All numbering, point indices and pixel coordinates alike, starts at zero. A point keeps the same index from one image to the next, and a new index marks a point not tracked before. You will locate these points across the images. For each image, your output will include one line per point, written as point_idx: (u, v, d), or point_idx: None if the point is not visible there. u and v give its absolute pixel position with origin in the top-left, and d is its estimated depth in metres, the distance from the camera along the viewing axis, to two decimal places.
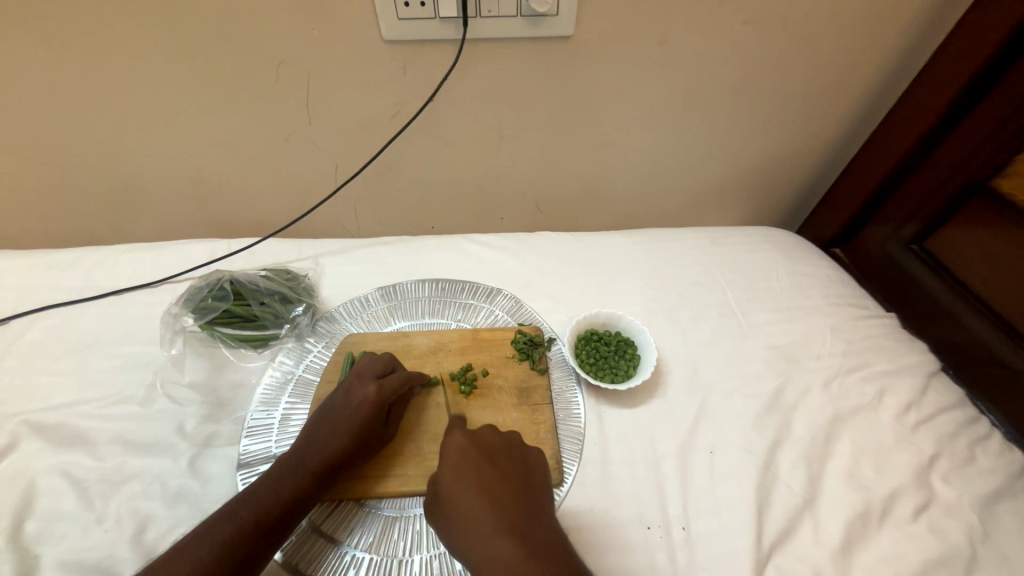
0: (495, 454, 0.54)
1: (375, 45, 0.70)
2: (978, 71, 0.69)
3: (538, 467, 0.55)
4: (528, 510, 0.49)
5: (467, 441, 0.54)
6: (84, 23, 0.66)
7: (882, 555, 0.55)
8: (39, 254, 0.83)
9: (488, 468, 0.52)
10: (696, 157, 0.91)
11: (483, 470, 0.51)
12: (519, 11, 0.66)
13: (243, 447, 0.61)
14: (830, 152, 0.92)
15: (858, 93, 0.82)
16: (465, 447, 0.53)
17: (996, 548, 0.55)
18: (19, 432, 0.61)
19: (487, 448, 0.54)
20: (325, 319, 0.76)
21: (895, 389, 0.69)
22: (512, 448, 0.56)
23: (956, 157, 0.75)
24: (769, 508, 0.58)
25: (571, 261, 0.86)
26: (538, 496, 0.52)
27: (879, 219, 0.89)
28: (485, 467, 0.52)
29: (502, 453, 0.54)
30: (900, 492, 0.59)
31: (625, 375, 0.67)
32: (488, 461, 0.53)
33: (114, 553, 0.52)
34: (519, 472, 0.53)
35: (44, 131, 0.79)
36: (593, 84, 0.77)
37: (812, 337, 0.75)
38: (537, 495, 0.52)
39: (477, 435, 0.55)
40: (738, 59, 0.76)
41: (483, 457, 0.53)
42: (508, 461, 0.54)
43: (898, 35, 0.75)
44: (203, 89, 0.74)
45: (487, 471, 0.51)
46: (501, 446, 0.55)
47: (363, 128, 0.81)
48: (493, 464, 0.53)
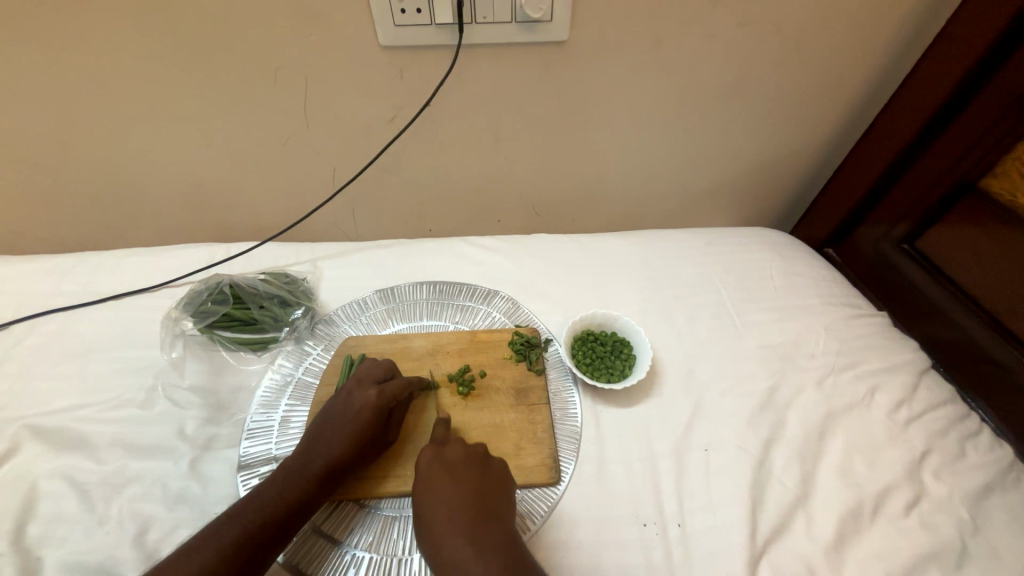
0: (457, 466, 0.54)
1: (373, 50, 0.71)
2: (965, 74, 0.71)
3: (502, 476, 0.55)
4: (487, 524, 0.49)
5: (432, 458, 0.55)
6: (84, 31, 0.66)
7: (875, 550, 0.55)
8: (39, 260, 0.84)
9: (449, 483, 0.52)
10: (690, 159, 0.92)
11: (443, 486, 0.52)
12: (514, 17, 0.67)
13: (244, 449, 0.62)
14: (822, 154, 0.94)
15: (848, 96, 0.84)
16: (430, 465, 0.54)
17: (986, 542, 0.56)
18: (21, 436, 0.61)
19: (449, 462, 0.55)
20: (324, 322, 0.76)
21: (886, 386, 0.70)
22: (477, 458, 0.56)
23: (944, 159, 0.77)
24: (764, 504, 0.59)
25: (568, 263, 0.87)
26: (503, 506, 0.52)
27: (871, 219, 0.90)
28: (447, 483, 0.52)
29: (465, 465, 0.54)
30: (892, 488, 0.60)
31: (621, 375, 0.68)
32: (450, 476, 0.53)
33: (116, 555, 0.53)
34: (481, 484, 0.53)
35: (44, 138, 0.80)
36: (587, 88, 0.78)
37: (805, 336, 0.76)
38: (501, 505, 0.52)
39: (442, 450, 0.56)
40: (730, 63, 0.77)
41: (445, 472, 0.53)
42: (471, 474, 0.54)
43: (886, 38, 0.76)
44: (201, 95, 0.75)
45: (448, 487, 0.52)
46: (463, 457, 0.55)
47: (361, 133, 0.82)
48: (455, 477, 0.53)
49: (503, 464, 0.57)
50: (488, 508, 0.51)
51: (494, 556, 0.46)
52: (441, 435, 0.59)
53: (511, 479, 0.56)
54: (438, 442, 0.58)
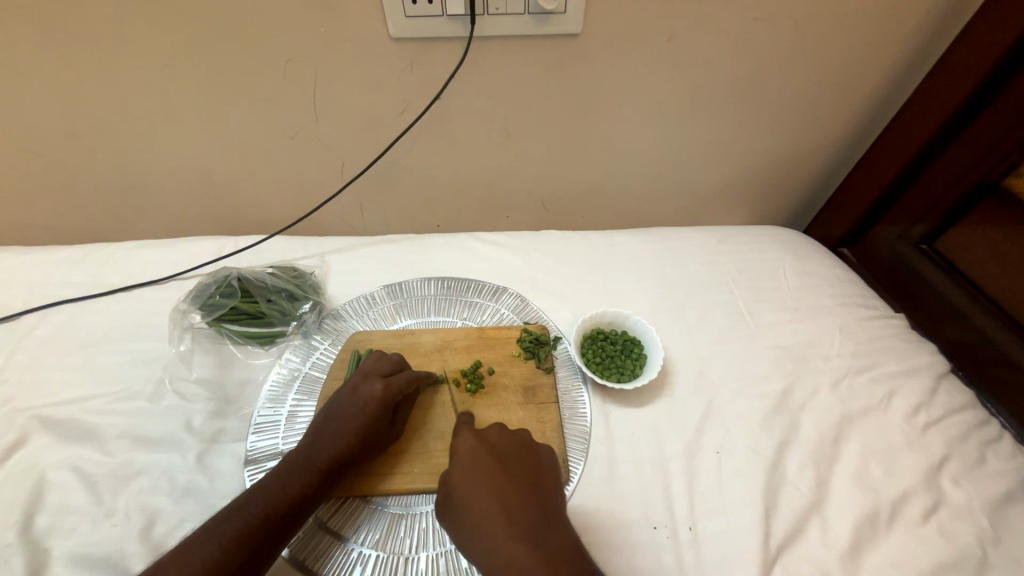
0: (507, 455, 0.54)
1: (383, 43, 0.70)
2: (991, 69, 0.68)
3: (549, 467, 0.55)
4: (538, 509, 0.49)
5: (477, 443, 0.54)
6: (93, 20, 0.66)
7: (891, 557, 0.54)
8: (47, 251, 0.84)
9: (501, 471, 0.52)
10: (703, 156, 0.91)
11: (494, 471, 0.51)
12: (527, 8, 0.66)
13: (251, 443, 0.61)
14: (838, 151, 0.91)
15: (868, 92, 0.82)
16: (478, 450, 0.53)
17: (1007, 551, 0.55)
18: (30, 427, 0.61)
19: (497, 449, 0.54)
20: (332, 316, 0.76)
21: (904, 390, 0.68)
22: (522, 447, 0.55)
23: (967, 156, 0.74)
24: (777, 509, 0.57)
25: (577, 260, 0.85)
26: (552, 497, 0.51)
27: (889, 219, 0.88)
28: (498, 471, 0.52)
29: (514, 455, 0.54)
30: (910, 494, 0.59)
31: (631, 375, 0.67)
32: (501, 464, 0.52)
33: (122, 548, 0.53)
34: (532, 475, 0.52)
35: (52, 129, 0.79)
36: (600, 82, 0.77)
37: (819, 338, 0.74)
38: (550, 495, 0.51)
39: (487, 435, 0.55)
40: (747, 57, 0.75)
41: (494, 454, 0.53)
42: (518, 462, 0.53)
43: (909, 33, 0.74)
44: (210, 86, 0.74)
45: (499, 474, 0.51)
46: (512, 445, 0.55)
47: (371, 126, 0.81)
48: (506, 466, 0.52)
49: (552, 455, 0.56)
50: (540, 498, 0.50)
51: (550, 546, 0.45)
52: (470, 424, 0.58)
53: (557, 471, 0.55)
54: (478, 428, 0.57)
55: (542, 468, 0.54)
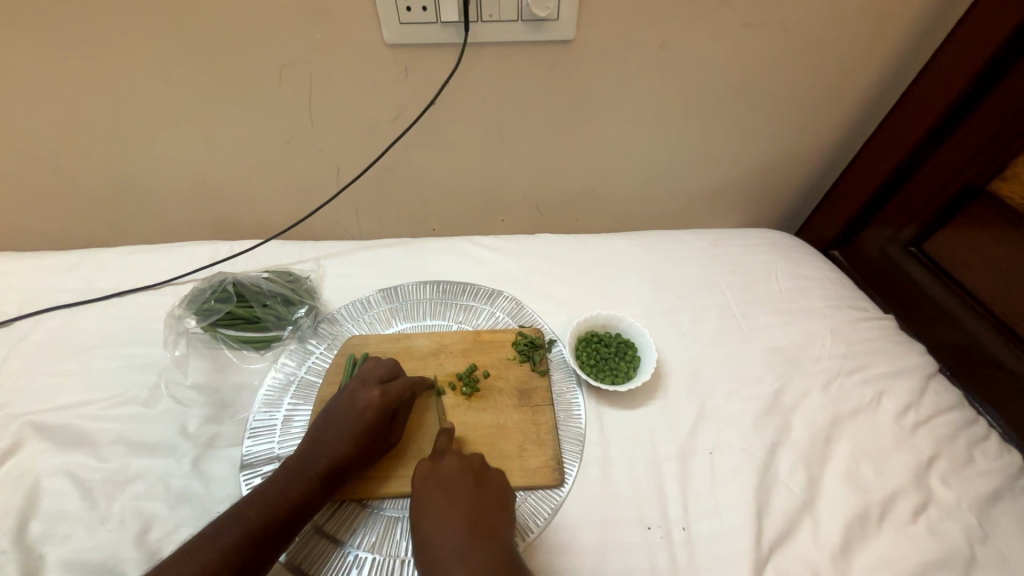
0: (452, 481, 0.53)
1: (378, 49, 0.71)
2: (975, 76, 0.70)
3: (501, 491, 0.54)
4: (480, 533, 0.48)
5: (426, 473, 0.54)
6: (88, 26, 0.66)
7: (881, 555, 0.55)
8: (42, 256, 0.83)
9: (444, 497, 0.51)
10: (696, 160, 0.92)
11: (440, 497, 0.51)
12: (521, 16, 0.67)
13: (247, 448, 0.62)
14: (828, 155, 0.93)
15: (856, 97, 0.83)
16: (425, 478, 0.54)
17: (994, 549, 0.56)
18: (24, 433, 0.61)
19: (445, 476, 0.54)
20: (327, 321, 0.76)
21: (893, 391, 0.69)
22: (474, 472, 0.55)
23: (953, 161, 0.76)
24: (770, 509, 0.58)
25: (572, 263, 0.86)
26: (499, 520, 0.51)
27: (878, 222, 0.89)
28: (443, 497, 0.51)
29: (460, 477, 0.54)
30: (900, 493, 0.60)
31: (625, 377, 0.68)
32: (445, 490, 0.52)
33: (118, 554, 0.53)
34: (477, 498, 0.52)
35: (47, 134, 0.79)
36: (594, 87, 0.78)
37: (811, 339, 0.75)
38: (497, 518, 0.50)
39: (437, 463, 0.55)
40: (737, 63, 0.76)
41: (441, 480, 0.53)
42: (466, 487, 0.53)
43: (895, 40, 0.75)
44: (205, 91, 0.75)
45: (441, 502, 0.51)
46: (458, 469, 0.54)
47: (366, 131, 0.81)
48: (449, 492, 0.52)
49: (502, 476, 0.56)
50: (482, 522, 0.49)
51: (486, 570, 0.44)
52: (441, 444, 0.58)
53: (508, 487, 0.55)
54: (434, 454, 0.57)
55: (492, 492, 0.53)
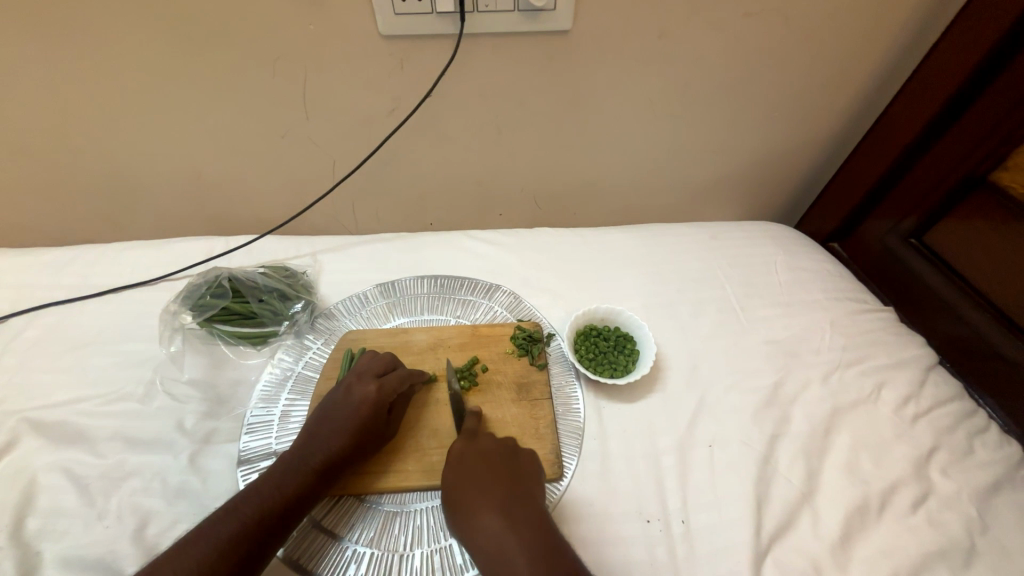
0: (490, 454, 0.55)
1: (373, 41, 0.70)
2: (979, 64, 0.69)
3: (534, 464, 0.56)
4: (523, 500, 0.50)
5: (463, 447, 0.55)
6: (78, 19, 0.65)
7: (881, 547, 0.55)
8: (36, 253, 0.83)
9: (485, 466, 0.53)
10: (694, 152, 0.91)
11: (479, 469, 0.52)
12: (517, 6, 0.66)
13: (244, 444, 0.61)
14: (828, 146, 0.92)
15: (856, 87, 0.82)
16: (462, 453, 0.55)
17: (994, 540, 0.56)
18: (19, 430, 0.61)
19: (483, 450, 0.55)
20: (324, 316, 0.76)
21: (893, 383, 0.69)
22: (508, 449, 0.56)
23: (955, 152, 0.75)
24: (769, 501, 0.58)
25: (570, 257, 0.86)
26: (534, 487, 0.52)
27: (878, 214, 0.89)
28: (482, 466, 0.53)
29: (497, 451, 0.55)
30: (899, 485, 0.59)
31: (624, 371, 0.68)
32: (484, 460, 0.54)
33: (115, 550, 0.52)
34: (516, 471, 0.53)
35: (39, 129, 0.79)
36: (591, 79, 0.77)
37: (810, 331, 0.75)
38: (535, 490, 0.52)
39: (475, 441, 0.57)
40: (736, 53, 0.75)
41: (479, 455, 0.54)
42: (504, 460, 0.54)
43: (897, 29, 0.74)
44: (198, 85, 0.74)
45: (482, 468, 0.53)
46: (496, 446, 0.56)
47: (362, 124, 0.80)
48: (489, 461, 0.54)
49: (532, 454, 0.57)
50: (524, 492, 0.51)
51: (529, 528, 0.46)
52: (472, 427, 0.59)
53: (540, 470, 0.56)
54: (467, 433, 0.58)
55: (527, 466, 0.55)
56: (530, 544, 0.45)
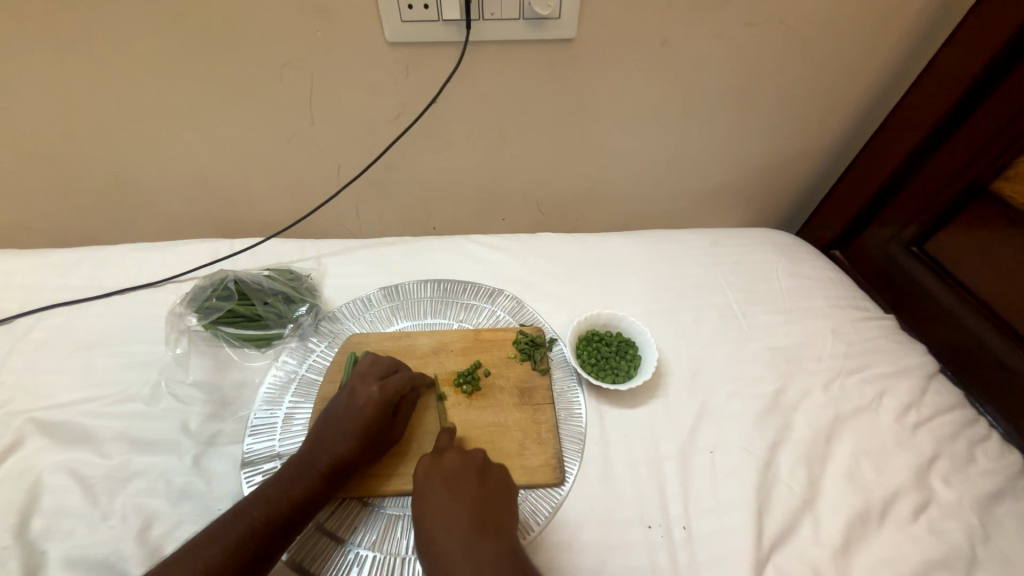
0: (456, 475, 0.53)
1: (380, 47, 0.71)
2: (978, 74, 0.70)
3: (504, 484, 0.55)
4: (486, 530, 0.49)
5: (428, 468, 0.54)
6: (89, 25, 0.66)
7: (882, 554, 0.55)
8: (44, 254, 0.84)
9: (446, 494, 0.52)
10: (697, 158, 0.92)
11: (443, 496, 0.51)
12: (523, 14, 0.67)
13: (248, 445, 0.62)
14: (830, 154, 0.93)
15: (858, 96, 0.83)
16: (427, 475, 0.54)
17: (996, 549, 0.56)
18: (26, 429, 0.61)
19: (447, 472, 0.54)
20: (328, 319, 0.76)
21: (895, 390, 0.69)
22: (476, 468, 0.55)
23: (956, 161, 0.76)
24: (771, 507, 0.58)
25: (573, 262, 0.86)
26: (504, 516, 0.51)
27: (879, 222, 0.89)
28: (445, 493, 0.52)
29: (463, 474, 0.54)
30: (901, 492, 0.60)
31: (626, 376, 0.68)
32: (448, 487, 0.52)
33: (119, 550, 0.53)
34: (482, 494, 0.52)
35: (49, 131, 0.80)
36: (595, 86, 0.78)
37: (812, 338, 0.75)
38: (502, 516, 0.51)
39: (440, 458, 0.55)
40: (739, 61, 0.76)
41: (444, 480, 0.53)
42: (468, 482, 0.53)
43: (898, 38, 0.75)
44: (206, 90, 0.75)
45: (447, 498, 0.51)
46: (461, 464, 0.55)
47: (367, 129, 0.81)
48: (452, 489, 0.52)
49: (504, 471, 0.56)
50: (488, 520, 0.50)
51: (484, 566, 0.45)
52: (440, 446, 0.58)
53: (511, 484, 0.55)
54: (437, 450, 0.57)
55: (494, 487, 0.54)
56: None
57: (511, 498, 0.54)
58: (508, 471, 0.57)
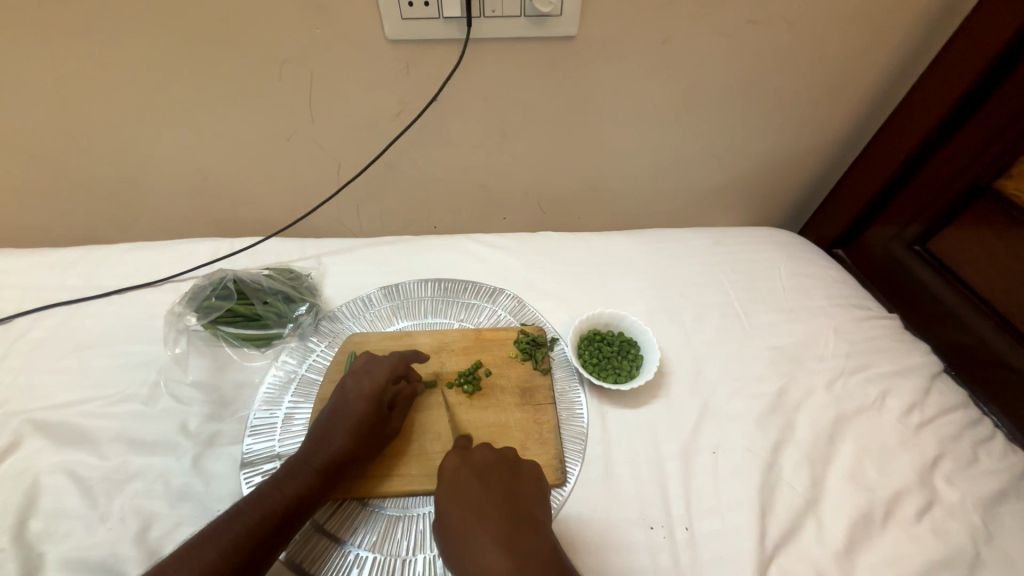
0: (487, 470, 0.54)
1: (380, 45, 0.70)
2: (980, 74, 0.70)
3: (533, 480, 0.54)
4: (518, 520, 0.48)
5: (458, 462, 0.54)
6: (86, 22, 0.66)
7: (885, 555, 0.55)
8: (41, 253, 0.83)
9: (479, 484, 0.51)
10: (698, 157, 0.91)
11: (475, 488, 0.51)
12: (524, 11, 0.66)
13: (247, 446, 0.61)
14: (833, 153, 0.92)
15: (860, 95, 0.82)
16: (458, 468, 0.54)
17: (999, 550, 0.55)
18: (23, 430, 0.61)
19: (478, 466, 0.54)
20: (328, 318, 0.76)
21: (898, 390, 0.69)
22: (506, 462, 0.55)
23: (959, 159, 0.75)
24: (773, 508, 0.58)
25: (574, 261, 0.86)
26: (536, 510, 0.51)
27: (882, 221, 0.89)
28: (478, 485, 0.52)
29: (494, 469, 0.54)
30: (904, 493, 0.59)
31: (628, 376, 0.67)
32: (479, 480, 0.52)
33: (118, 552, 0.52)
34: (514, 488, 0.52)
35: (45, 130, 0.79)
36: (596, 84, 0.77)
37: (814, 338, 0.75)
38: (533, 509, 0.51)
39: (471, 454, 0.55)
40: (741, 59, 0.76)
41: (475, 473, 0.53)
42: (499, 476, 0.53)
43: (901, 37, 0.75)
44: (205, 88, 0.74)
45: (478, 490, 0.51)
46: (494, 459, 0.55)
47: (366, 128, 0.81)
48: (485, 481, 0.52)
49: (536, 468, 0.56)
50: (521, 511, 0.50)
51: (528, 554, 0.45)
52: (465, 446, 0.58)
53: (543, 481, 0.55)
54: (465, 448, 0.57)
55: (524, 482, 0.54)
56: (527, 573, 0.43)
57: (543, 497, 0.53)
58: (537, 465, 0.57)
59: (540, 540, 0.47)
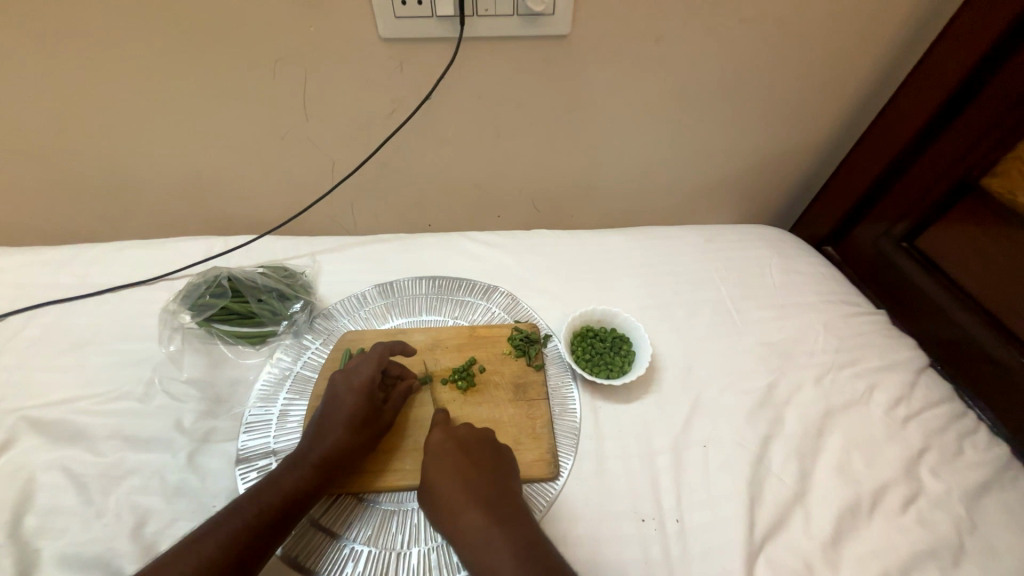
0: (470, 445, 0.55)
1: (374, 43, 0.70)
2: (967, 73, 0.71)
3: (511, 463, 0.55)
4: (500, 492, 0.51)
5: (443, 437, 0.56)
6: (78, 21, 0.66)
7: (872, 546, 0.56)
8: (34, 251, 0.83)
9: (463, 458, 0.53)
10: (691, 155, 0.92)
11: (459, 462, 0.53)
12: (516, 10, 0.67)
13: (242, 442, 0.62)
14: (823, 150, 0.93)
15: (849, 93, 0.83)
16: (443, 443, 0.55)
17: (983, 539, 0.56)
18: (18, 428, 0.61)
19: (461, 440, 0.55)
20: (323, 316, 0.76)
21: (885, 384, 0.70)
22: (488, 443, 0.56)
23: (948, 155, 0.76)
24: (763, 501, 0.59)
25: (567, 259, 0.86)
26: (513, 483, 0.53)
27: (871, 218, 0.90)
28: (462, 458, 0.53)
29: (477, 445, 0.56)
30: (890, 485, 0.60)
31: (620, 372, 0.68)
32: (464, 452, 0.54)
33: (113, 548, 0.53)
34: (496, 463, 0.54)
35: (39, 128, 0.79)
36: (589, 83, 0.78)
37: (804, 334, 0.76)
38: (513, 485, 0.53)
39: (454, 430, 0.57)
40: (732, 58, 0.76)
41: (459, 447, 0.55)
42: (482, 451, 0.55)
43: (889, 36, 0.76)
44: (199, 86, 0.74)
45: (462, 463, 0.53)
46: (473, 436, 0.56)
47: (361, 126, 0.81)
48: (468, 456, 0.54)
49: (510, 455, 0.56)
50: (502, 483, 0.52)
51: (513, 531, 0.47)
52: (445, 420, 0.59)
53: (512, 462, 0.55)
54: (448, 424, 0.59)
55: (505, 460, 0.56)
56: (508, 541, 0.46)
57: (516, 471, 0.55)
58: (513, 456, 0.57)
59: (520, 511, 0.50)
